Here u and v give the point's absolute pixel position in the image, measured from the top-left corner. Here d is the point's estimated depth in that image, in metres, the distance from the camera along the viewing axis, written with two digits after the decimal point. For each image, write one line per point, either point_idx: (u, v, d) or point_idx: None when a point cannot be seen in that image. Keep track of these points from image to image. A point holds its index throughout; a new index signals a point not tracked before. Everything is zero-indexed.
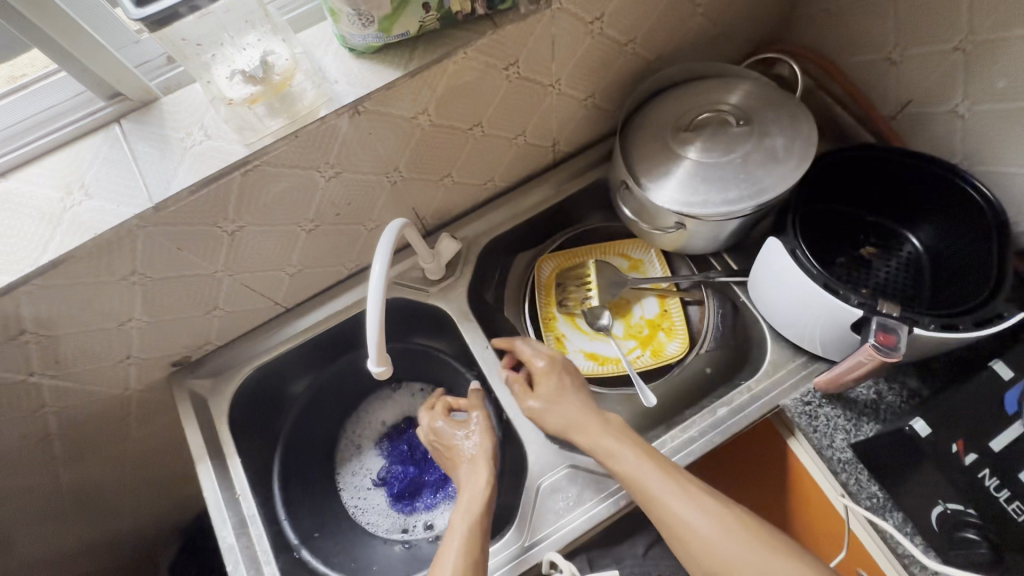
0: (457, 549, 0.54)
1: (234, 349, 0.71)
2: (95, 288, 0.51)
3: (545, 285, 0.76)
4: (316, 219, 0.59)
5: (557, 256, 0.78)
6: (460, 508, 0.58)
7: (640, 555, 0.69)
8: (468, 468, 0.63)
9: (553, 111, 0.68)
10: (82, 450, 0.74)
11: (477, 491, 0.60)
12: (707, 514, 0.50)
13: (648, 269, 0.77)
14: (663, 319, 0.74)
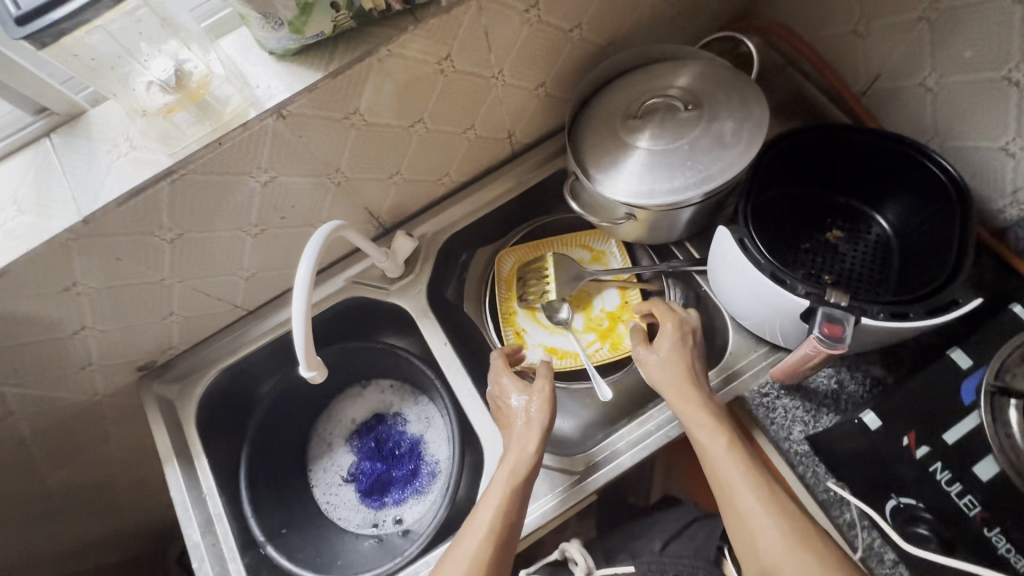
0: (496, 506, 0.54)
1: (199, 352, 0.73)
2: (39, 300, 0.52)
3: (505, 279, 0.76)
4: (260, 224, 0.59)
5: (517, 249, 0.77)
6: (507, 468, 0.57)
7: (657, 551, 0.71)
8: (521, 427, 0.60)
9: (501, 103, 0.66)
10: (63, 452, 0.77)
11: (528, 453, 0.58)
12: (769, 509, 0.49)
13: (609, 261, 0.76)
14: (624, 310, 0.73)
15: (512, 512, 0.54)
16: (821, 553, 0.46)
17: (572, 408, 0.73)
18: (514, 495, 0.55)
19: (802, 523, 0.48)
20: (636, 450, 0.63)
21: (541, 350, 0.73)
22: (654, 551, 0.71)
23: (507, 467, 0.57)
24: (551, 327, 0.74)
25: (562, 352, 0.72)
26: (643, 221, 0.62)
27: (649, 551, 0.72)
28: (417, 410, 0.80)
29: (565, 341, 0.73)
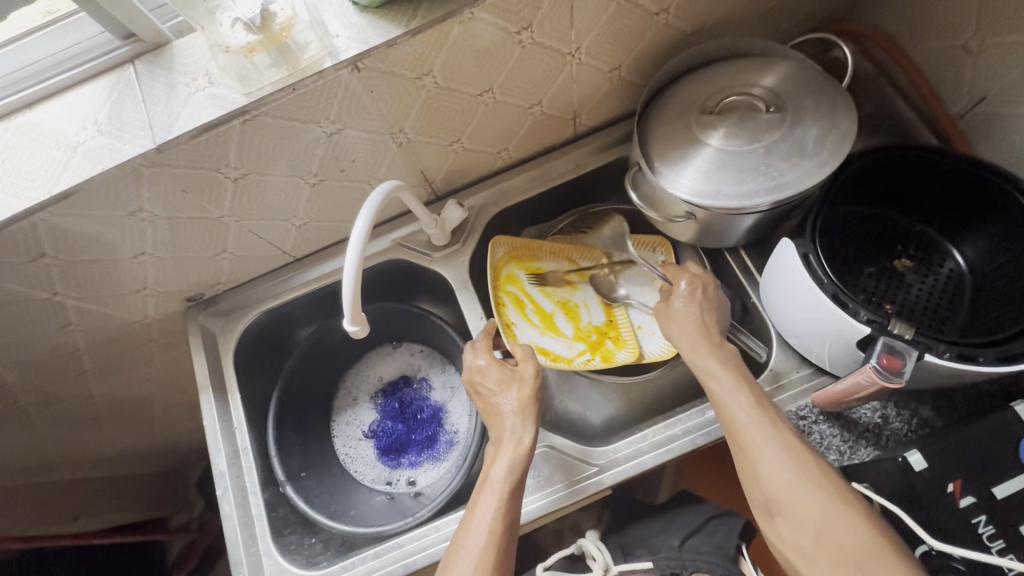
0: (494, 513, 0.52)
1: (245, 291, 0.75)
2: (106, 220, 0.54)
3: (496, 268, 0.70)
4: (320, 174, 0.60)
5: (512, 239, 0.72)
6: (500, 474, 0.54)
7: (675, 546, 0.73)
8: (511, 418, 0.58)
9: (572, 81, 0.64)
10: (110, 367, 0.81)
11: (522, 442, 0.57)
12: (779, 443, 0.50)
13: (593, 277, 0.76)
14: (611, 327, 0.74)
15: (514, 509, 0.53)
16: (824, 482, 0.48)
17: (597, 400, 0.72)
18: (510, 493, 0.53)
19: (807, 455, 0.49)
20: (658, 452, 0.62)
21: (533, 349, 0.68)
22: (673, 546, 0.73)
23: (496, 475, 0.54)
24: (540, 329, 0.71)
25: (555, 356, 0.69)
26: (702, 221, 0.60)
27: (667, 544, 0.74)
28: (442, 377, 0.81)
29: (555, 344, 0.70)
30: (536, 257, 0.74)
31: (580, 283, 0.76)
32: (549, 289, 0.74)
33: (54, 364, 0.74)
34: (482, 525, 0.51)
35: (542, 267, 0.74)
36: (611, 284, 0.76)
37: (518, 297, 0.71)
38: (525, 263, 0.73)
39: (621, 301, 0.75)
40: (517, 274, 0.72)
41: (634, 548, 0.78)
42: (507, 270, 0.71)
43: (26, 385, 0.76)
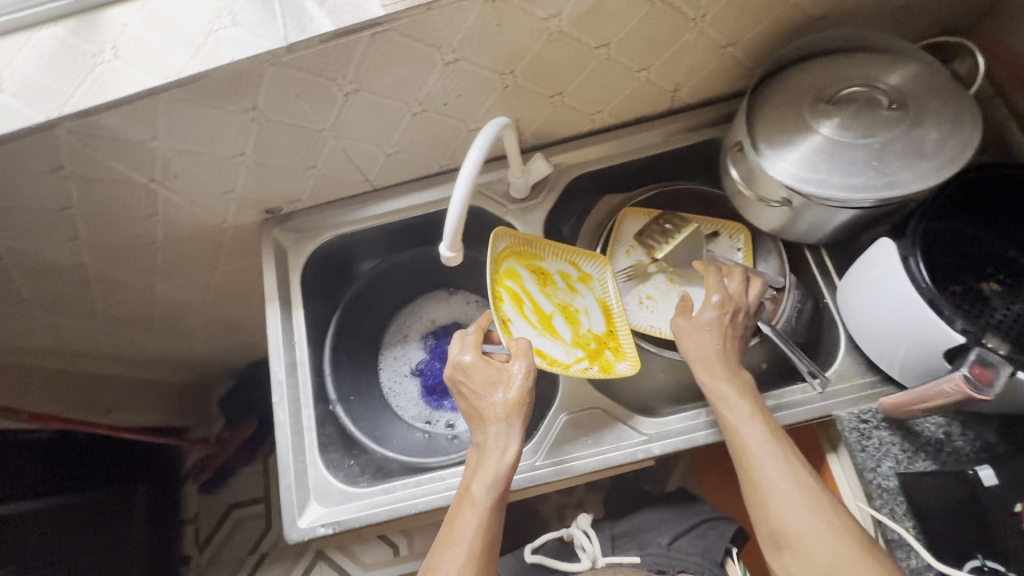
0: (477, 521, 0.53)
1: (320, 212, 0.76)
2: (220, 113, 0.55)
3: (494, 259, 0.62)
4: (424, 103, 0.60)
5: (513, 232, 0.64)
6: (482, 494, 0.54)
7: (665, 544, 0.76)
8: (497, 430, 0.57)
9: (686, 51, 0.63)
10: (177, 267, 0.84)
11: (506, 449, 0.56)
12: (796, 480, 0.50)
13: (595, 285, 0.70)
14: (610, 338, 0.68)
15: (494, 524, 0.54)
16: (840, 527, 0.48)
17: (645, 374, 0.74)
18: (487, 510, 0.54)
19: (824, 495, 0.49)
20: (709, 432, 0.62)
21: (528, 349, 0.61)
22: (663, 544, 0.76)
23: (476, 494, 0.54)
24: (536, 329, 0.64)
25: (550, 359, 0.62)
26: (796, 210, 0.60)
27: (655, 542, 0.78)
28: None
29: (552, 347, 0.63)
30: (536, 256, 0.67)
31: (580, 289, 0.69)
32: (549, 290, 0.67)
33: (130, 253, 0.76)
34: (460, 546, 0.52)
35: (541, 266, 0.67)
36: (614, 294, 0.70)
37: (515, 294, 0.63)
38: (526, 260, 0.65)
39: (624, 312, 0.69)
40: (517, 270, 0.64)
41: (624, 542, 0.81)
42: (506, 265, 0.63)
43: (99, 269, 0.79)
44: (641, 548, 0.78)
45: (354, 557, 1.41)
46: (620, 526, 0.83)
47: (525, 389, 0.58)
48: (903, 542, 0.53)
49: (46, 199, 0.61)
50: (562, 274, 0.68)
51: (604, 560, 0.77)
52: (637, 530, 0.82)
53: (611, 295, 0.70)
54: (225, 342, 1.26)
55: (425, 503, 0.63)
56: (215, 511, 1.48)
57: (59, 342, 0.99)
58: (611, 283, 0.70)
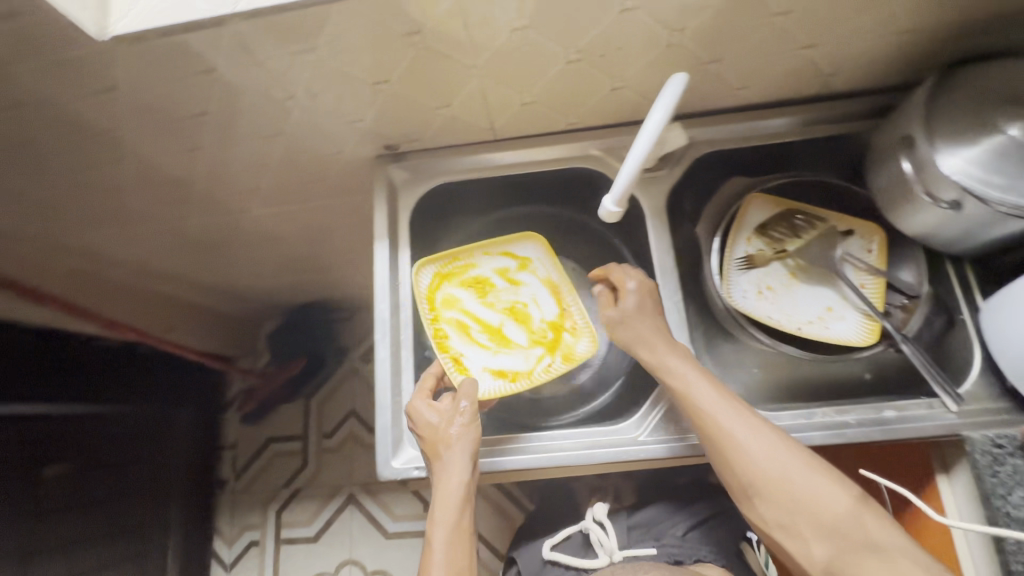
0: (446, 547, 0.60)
1: (436, 154, 0.74)
2: (383, 32, 0.53)
3: (427, 297, 0.69)
4: (583, 51, 0.58)
5: (434, 259, 0.71)
6: (449, 516, 0.61)
7: (679, 534, 0.81)
8: (447, 460, 0.61)
9: (864, 33, 0.59)
10: (279, 192, 0.83)
11: (460, 481, 0.61)
12: (755, 431, 0.56)
13: (535, 267, 0.72)
14: (565, 318, 0.70)
15: (462, 542, 0.61)
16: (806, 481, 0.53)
17: None
18: (457, 525, 0.61)
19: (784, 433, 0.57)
20: (828, 434, 0.60)
21: (485, 375, 0.67)
22: (678, 536, 0.81)
23: (442, 518, 0.61)
24: (490, 346, 0.69)
25: (511, 374, 0.67)
26: (962, 215, 0.56)
27: (669, 533, 0.82)
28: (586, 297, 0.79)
29: (511, 361, 0.68)
30: (467, 266, 0.72)
31: (522, 278, 0.72)
32: (491, 298, 0.71)
33: (242, 172, 0.75)
34: (439, 561, 0.60)
35: (478, 273, 0.71)
36: (554, 270, 0.71)
37: (460, 322, 0.70)
38: (457, 280, 0.71)
39: (569, 283, 0.70)
40: (454, 295, 0.70)
41: (640, 528, 0.84)
42: (440, 294, 0.70)
43: (205, 185, 0.78)
44: (656, 539, 0.81)
45: (384, 506, 1.43)
46: (635, 519, 0.85)
47: (467, 415, 0.62)
48: None
49: (182, 104, 0.60)
50: (497, 272, 0.71)
51: (621, 554, 0.79)
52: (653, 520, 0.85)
53: (552, 272, 0.71)
54: (290, 277, 1.25)
55: (521, 461, 0.64)
56: (256, 440, 1.51)
57: (142, 254, 1.00)
58: (549, 266, 0.71)
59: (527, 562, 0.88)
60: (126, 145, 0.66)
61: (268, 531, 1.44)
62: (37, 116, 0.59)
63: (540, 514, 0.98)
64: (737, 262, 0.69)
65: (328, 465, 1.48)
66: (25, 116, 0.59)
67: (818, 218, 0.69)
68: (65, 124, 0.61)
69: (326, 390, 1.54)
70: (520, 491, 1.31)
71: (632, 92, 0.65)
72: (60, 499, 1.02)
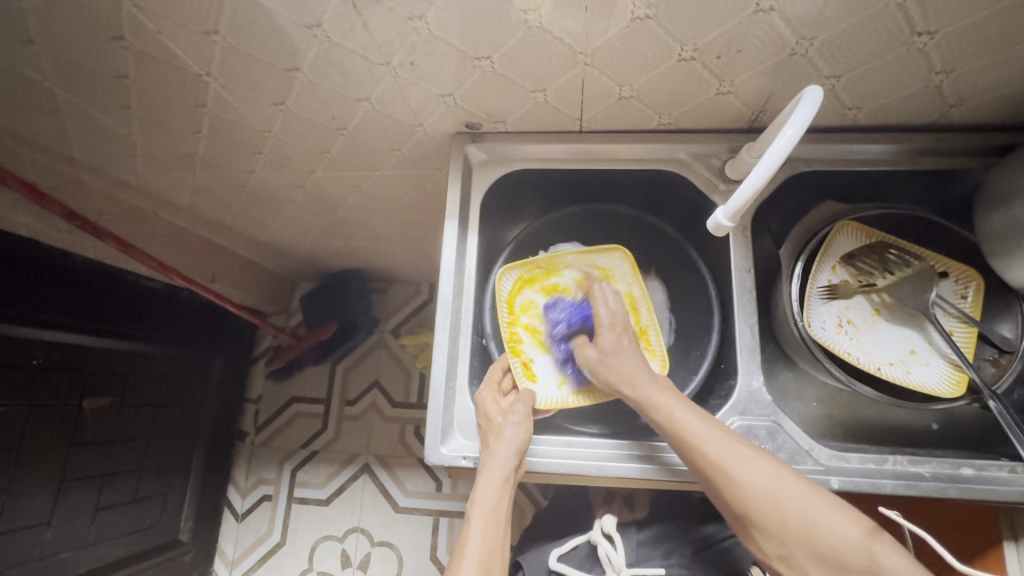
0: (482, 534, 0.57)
1: (516, 139, 0.72)
2: (498, 5, 0.51)
3: (506, 301, 0.71)
4: (700, 50, 0.54)
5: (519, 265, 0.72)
6: (488, 499, 0.58)
7: (688, 556, 0.78)
8: (497, 449, 0.60)
9: (1005, 65, 0.55)
10: (346, 157, 0.81)
11: (507, 470, 0.59)
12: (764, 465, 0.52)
13: (619, 282, 0.72)
14: (641, 335, 0.70)
15: (497, 536, 0.58)
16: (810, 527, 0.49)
17: (803, 393, 0.72)
18: (495, 512, 0.58)
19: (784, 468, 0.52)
20: (899, 484, 0.57)
21: (550, 382, 0.69)
22: (687, 554, 0.78)
23: (482, 499, 0.58)
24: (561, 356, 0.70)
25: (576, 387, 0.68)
26: None
27: (680, 553, 0.78)
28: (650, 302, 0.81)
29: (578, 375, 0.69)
30: (550, 274, 0.73)
31: None
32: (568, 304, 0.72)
33: (316, 132, 0.74)
34: (474, 547, 0.56)
35: (557, 283, 0.73)
36: (637, 287, 0.71)
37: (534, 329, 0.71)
38: (538, 286, 0.73)
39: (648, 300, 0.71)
40: (534, 301, 0.72)
41: (646, 548, 0.80)
42: (521, 299, 0.72)
43: (280, 141, 0.77)
44: (664, 558, 0.78)
45: (397, 480, 1.42)
46: (645, 534, 0.83)
47: (521, 412, 0.61)
48: None
49: (280, 54, 0.59)
50: (579, 281, 0.72)
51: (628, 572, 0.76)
52: (660, 538, 0.81)
53: (635, 289, 0.71)
54: (337, 243, 1.25)
55: (575, 466, 0.62)
56: (279, 399, 1.53)
57: (202, 201, 1.00)
58: (631, 280, 0.72)
59: (529, 569, 0.80)
60: (215, 90, 0.66)
61: (280, 489, 1.45)
62: (142, 47, 0.60)
63: (563, 514, 0.96)
64: (819, 290, 0.66)
65: (346, 433, 1.48)
66: (131, 47, 0.60)
67: (913, 255, 0.65)
68: (165, 59, 0.61)
69: (354, 358, 1.54)
70: (536, 486, 1.29)
71: (738, 99, 0.62)
72: (100, 432, 1.06)
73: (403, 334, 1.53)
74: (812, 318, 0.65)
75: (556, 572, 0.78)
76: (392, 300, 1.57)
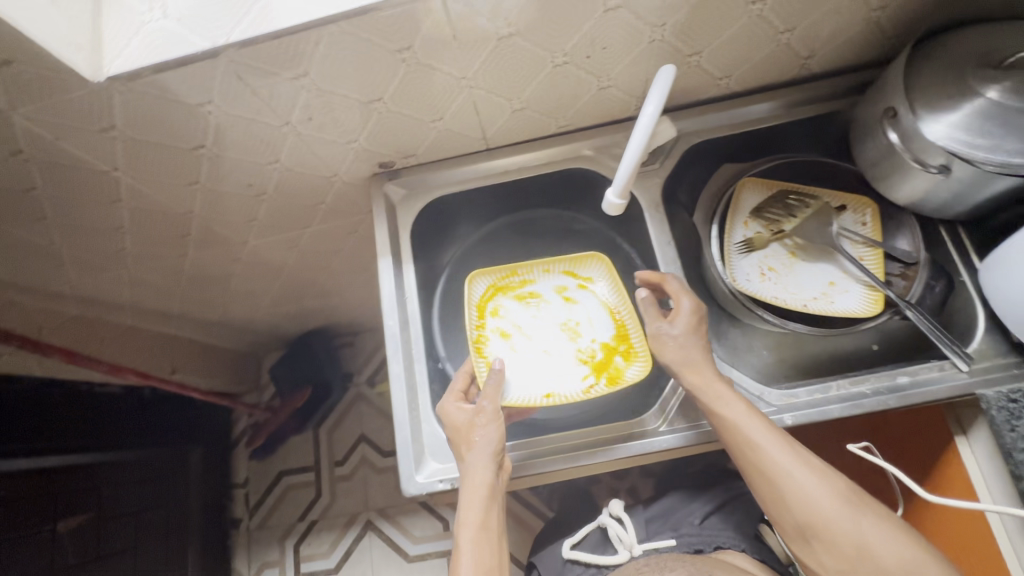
0: (470, 553, 0.56)
1: (430, 169, 0.75)
2: (373, 52, 0.54)
3: (477, 305, 0.72)
4: (569, 54, 0.59)
5: (491, 270, 0.74)
6: (470, 518, 0.57)
7: (697, 523, 0.78)
8: (472, 459, 0.59)
9: (837, 14, 0.61)
10: (275, 220, 0.83)
11: (482, 480, 0.58)
12: (799, 458, 0.55)
13: (595, 290, 0.74)
14: (618, 342, 0.70)
15: (486, 550, 0.56)
16: (808, 503, 0.53)
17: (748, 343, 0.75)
18: (485, 523, 0.57)
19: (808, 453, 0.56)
20: (847, 406, 0.61)
21: (517, 389, 0.67)
22: (696, 523, 0.78)
23: (467, 513, 0.57)
24: (531, 357, 0.70)
25: (552, 391, 0.66)
26: (953, 178, 0.58)
27: (688, 522, 0.79)
28: None
29: (560, 383, 0.68)
30: (524, 282, 0.75)
31: (580, 299, 0.74)
32: (539, 308, 0.73)
33: (238, 201, 0.76)
34: (466, 568, 0.55)
35: (530, 288, 0.74)
36: (614, 296, 0.72)
37: (501, 330, 0.72)
38: (513, 292, 0.74)
39: (627, 309, 0.71)
40: (505, 306, 0.73)
41: (656, 526, 0.80)
42: (492, 304, 0.73)
43: (205, 218, 0.79)
44: (674, 529, 0.78)
45: (402, 530, 1.39)
46: (652, 511, 0.83)
47: (485, 412, 0.60)
48: None
49: (183, 135, 0.61)
50: (555, 288, 0.74)
51: (640, 547, 0.76)
52: (669, 512, 0.82)
53: (611, 298, 0.72)
54: (292, 307, 1.25)
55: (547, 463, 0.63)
56: (266, 477, 1.49)
57: (143, 295, 1.00)
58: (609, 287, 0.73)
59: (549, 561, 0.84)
60: (127, 182, 0.68)
61: (285, 569, 1.40)
62: (45, 158, 0.61)
63: (565, 520, 0.96)
64: (737, 246, 0.71)
65: (342, 494, 1.45)
66: (33, 159, 0.61)
67: (810, 196, 0.71)
68: (69, 163, 0.63)
69: (335, 417, 1.52)
70: (539, 501, 1.28)
71: (620, 91, 0.67)
72: (81, 551, 1.03)
73: (379, 382, 1.53)
74: (739, 271, 0.70)
75: (572, 560, 0.81)
76: (361, 351, 1.57)
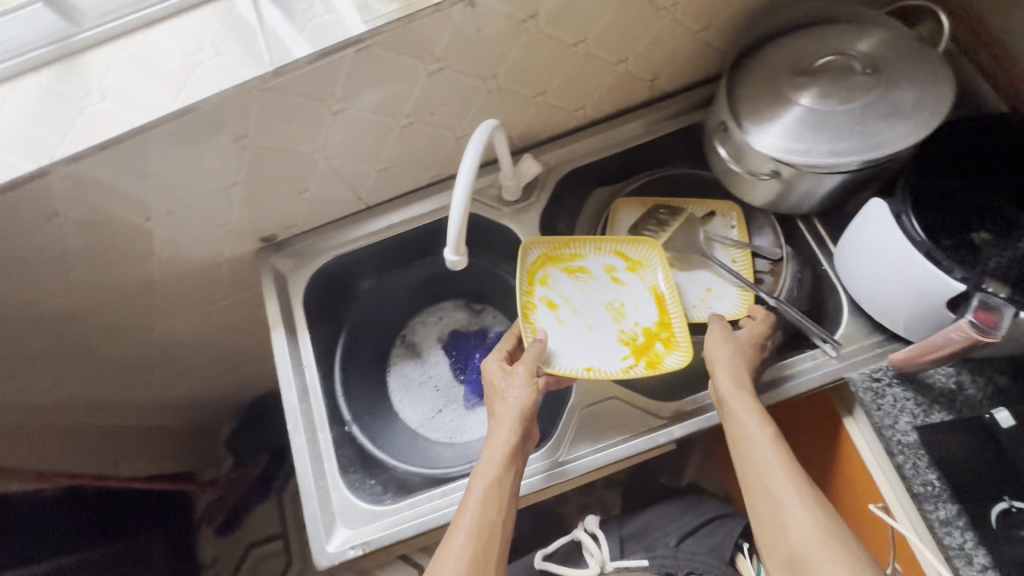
0: (473, 511, 0.53)
1: (316, 235, 0.76)
2: (211, 143, 0.56)
3: (529, 271, 0.68)
4: (411, 115, 0.61)
5: (548, 240, 0.69)
6: (486, 470, 0.56)
7: (671, 544, 0.75)
8: (502, 413, 0.60)
9: (660, 41, 0.65)
10: (176, 305, 0.83)
11: (506, 437, 0.58)
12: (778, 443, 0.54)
13: (645, 273, 0.70)
14: (662, 328, 0.67)
15: (494, 509, 0.54)
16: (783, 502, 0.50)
17: None
18: (500, 480, 0.56)
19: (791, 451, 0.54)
20: None
21: (559, 360, 0.64)
22: (671, 545, 0.74)
23: (486, 459, 0.57)
24: (574, 331, 0.67)
25: (593, 367, 0.64)
26: (787, 179, 0.61)
27: (663, 542, 0.76)
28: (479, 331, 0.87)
29: (602, 360, 0.65)
30: (575, 255, 0.70)
31: (627, 280, 0.70)
32: (587, 284, 0.70)
33: (128, 293, 0.76)
34: (467, 521, 0.53)
35: (581, 263, 0.70)
36: (664, 280, 0.69)
37: (550, 300, 0.68)
38: (562, 264, 0.70)
39: (676, 297, 0.68)
40: (554, 276, 0.69)
41: (630, 542, 0.78)
42: (543, 271, 0.69)
43: (100, 314, 0.78)
44: (649, 550, 0.76)
45: None
46: (629, 528, 0.80)
47: (522, 374, 0.61)
48: (944, 514, 0.54)
49: (46, 244, 0.62)
50: (605, 266, 0.70)
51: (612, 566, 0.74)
52: (645, 530, 0.79)
53: (661, 283, 0.69)
54: (229, 377, 1.24)
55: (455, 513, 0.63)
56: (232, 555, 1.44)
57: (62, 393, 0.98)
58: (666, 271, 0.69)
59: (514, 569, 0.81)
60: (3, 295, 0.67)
61: None
62: None
63: None
64: None
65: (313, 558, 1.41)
66: None
67: (678, 209, 0.74)
68: None
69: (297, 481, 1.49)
70: None
71: None
72: None
73: None
74: None
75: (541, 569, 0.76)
76: None
